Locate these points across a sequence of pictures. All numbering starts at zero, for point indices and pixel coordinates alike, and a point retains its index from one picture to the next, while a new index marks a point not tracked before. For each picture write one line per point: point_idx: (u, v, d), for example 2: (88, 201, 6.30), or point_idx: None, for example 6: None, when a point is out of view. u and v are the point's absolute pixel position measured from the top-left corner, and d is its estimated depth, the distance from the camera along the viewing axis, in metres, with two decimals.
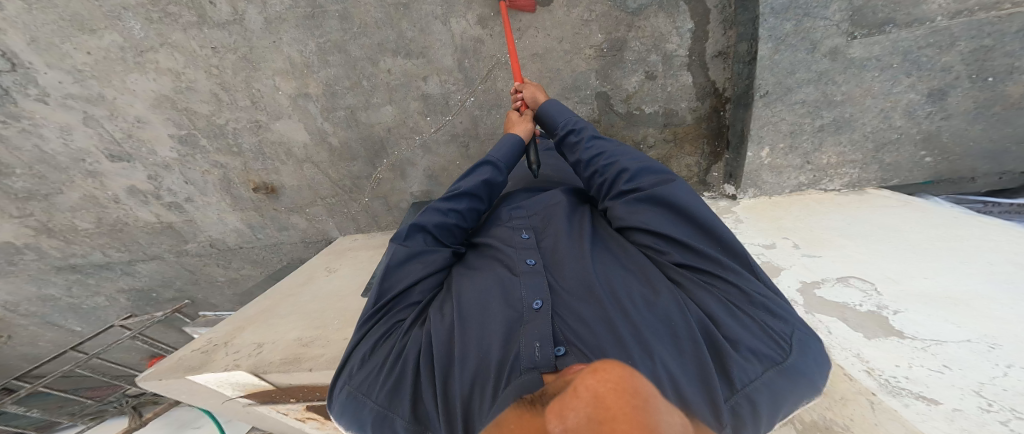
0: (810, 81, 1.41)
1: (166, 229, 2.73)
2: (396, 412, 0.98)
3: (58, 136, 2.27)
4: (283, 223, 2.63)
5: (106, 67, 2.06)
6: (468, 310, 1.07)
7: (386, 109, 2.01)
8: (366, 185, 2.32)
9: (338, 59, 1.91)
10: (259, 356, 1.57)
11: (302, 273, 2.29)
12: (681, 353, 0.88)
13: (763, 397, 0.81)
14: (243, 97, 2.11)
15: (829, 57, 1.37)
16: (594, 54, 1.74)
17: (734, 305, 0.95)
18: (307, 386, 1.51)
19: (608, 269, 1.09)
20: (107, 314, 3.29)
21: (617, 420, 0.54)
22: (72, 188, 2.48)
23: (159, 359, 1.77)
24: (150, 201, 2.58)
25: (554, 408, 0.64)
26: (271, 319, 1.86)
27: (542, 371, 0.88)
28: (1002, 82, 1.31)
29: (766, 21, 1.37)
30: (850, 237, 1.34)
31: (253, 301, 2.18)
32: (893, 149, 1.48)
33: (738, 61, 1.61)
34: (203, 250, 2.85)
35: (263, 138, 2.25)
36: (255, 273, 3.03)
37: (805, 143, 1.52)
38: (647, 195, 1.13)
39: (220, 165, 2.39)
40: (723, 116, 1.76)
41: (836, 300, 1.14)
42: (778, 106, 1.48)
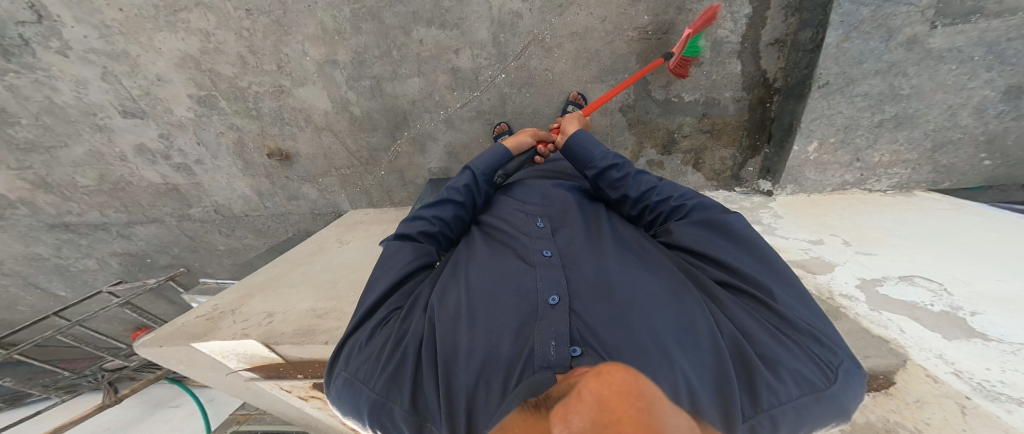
0: (879, 72, 1.37)
1: (171, 191, 2.73)
2: (393, 399, 0.90)
3: (73, 89, 2.25)
4: (294, 192, 2.61)
5: (135, 24, 2.05)
6: (484, 299, 1.02)
7: (414, 81, 1.97)
8: (383, 157, 2.30)
9: (370, 26, 1.87)
10: (270, 326, 1.55)
11: (313, 244, 2.28)
12: (709, 368, 0.83)
13: (791, 420, 0.77)
14: (270, 61, 2.08)
15: (904, 47, 1.32)
16: (636, 37, 1.72)
17: (771, 326, 0.89)
18: (317, 361, 1.48)
19: (633, 273, 1.04)
20: (94, 278, 3.32)
21: (622, 423, 0.51)
22: (78, 141, 2.47)
23: (161, 325, 1.76)
24: (158, 161, 2.57)
25: (558, 410, 0.60)
26: (280, 289, 1.85)
27: (555, 371, 0.81)
28: None
29: (841, 6, 1.31)
30: (903, 236, 1.30)
31: (260, 270, 2.16)
32: (952, 150, 1.46)
33: (797, 50, 1.57)
34: (207, 216, 2.84)
35: (284, 103, 2.22)
36: (258, 243, 3.01)
37: (859, 139, 1.51)
38: (700, 222, 1.11)
39: (235, 128, 2.36)
40: (768, 108, 1.75)
41: (900, 297, 1.10)
42: (836, 98, 1.44)
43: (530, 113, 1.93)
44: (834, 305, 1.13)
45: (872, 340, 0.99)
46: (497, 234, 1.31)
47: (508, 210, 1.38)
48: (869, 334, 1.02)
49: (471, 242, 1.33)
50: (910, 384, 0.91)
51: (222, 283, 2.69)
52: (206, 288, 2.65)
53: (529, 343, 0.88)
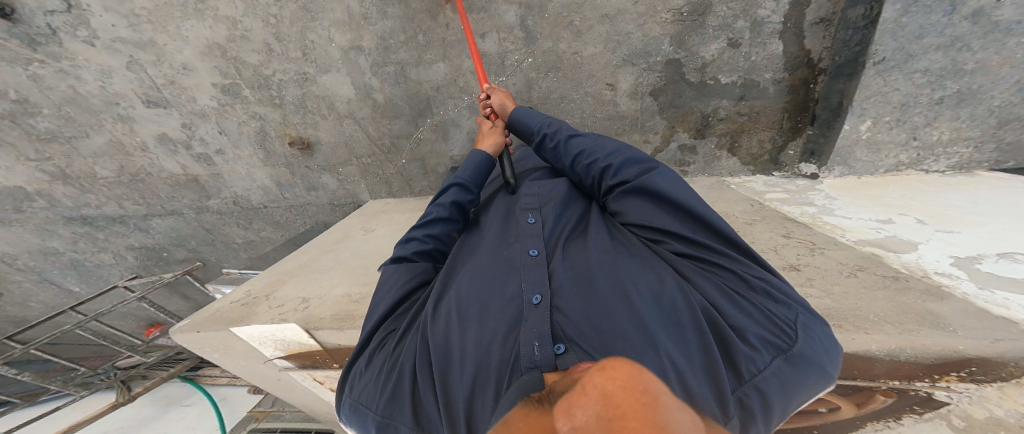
0: (940, 47, 1.32)
1: (190, 182, 2.78)
2: (395, 420, 0.90)
3: (98, 79, 2.32)
4: (314, 183, 2.64)
5: (163, 12, 2.09)
6: (471, 308, 1.01)
7: (438, 66, 1.97)
8: (404, 145, 2.30)
9: (397, 10, 1.87)
10: (307, 311, 1.58)
11: (337, 233, 2.30)
12: (681, 345, 0.79)
13: (777, 388, 0.73)
14: (295, 48, 2.10)
15: (969, 20, 1.25)
16: (671, 19, 1.67)
17: (734, 292, 0.86)
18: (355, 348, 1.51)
19: (605, 257, 0.99)
20: (110, 273, 3.42)
21: (628, 417, 0.49)
22: (100, 131, 2.54)
23: (198, 309, 1.81)
24: (179, 151, 2.62)
25: (561, 404, 0.57)
26: (312, 274, 1.88)
27: (543, 371, 0.80)
28: None
29: None
30: (987, 215, 1.24)
31: (290, 256, 2.20)
32: (1016, 127, 1.40)
33: (844, 28, 1.51)
34: (226, 207, 2.89)
35: (307, 91, 2.24)
36: (275, 236, 3.05)
37: (916, 116, 1.46)
38: (634, 187, 1.07)
39: (258, 117, 2.40)
40: (812, 89, 1.69)
41: (1007, 275, 1.01)
42: (894, 75, 1.40)
43: (556, 98, 1.91)
44: (932, 284, 1.04)
45: (997, 320, 0.87)
46: (483, 237, 1.28)
47: (497, 214, 1.34)
48: (989, 314, 0.90)
49: (463, 250, 1.30)
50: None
51: (245, 274, 2.75)
52: (229, 279, 2.71)
53: (517, 348, 0.87)
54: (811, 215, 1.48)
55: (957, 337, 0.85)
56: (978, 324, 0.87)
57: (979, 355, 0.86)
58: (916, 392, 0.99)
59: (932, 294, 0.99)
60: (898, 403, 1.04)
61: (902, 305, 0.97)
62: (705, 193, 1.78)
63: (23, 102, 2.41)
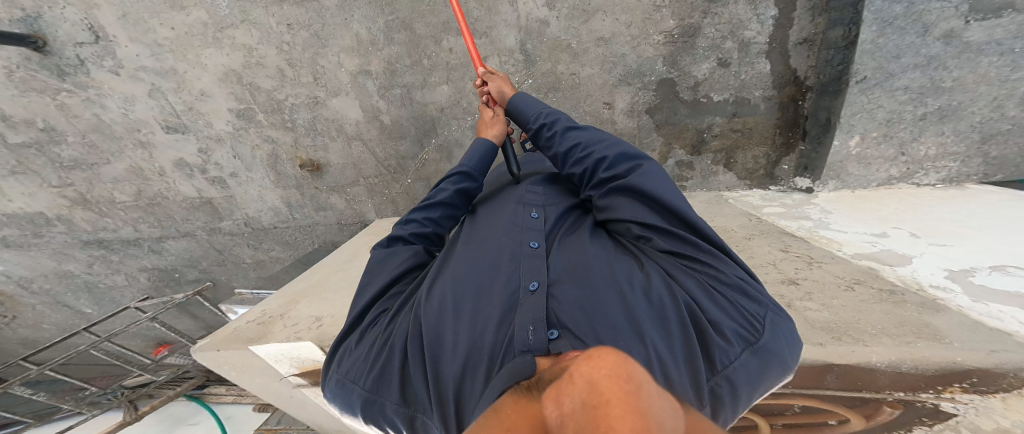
0: (918, 66, 1.37)
1: (203, 204, 2.87)
2: (385, 393, 0.95)
3: (121, 106, 2.44)
4: (323, 203, 2.71)
5: (185, 42, 2.22)
6: (465, 292, 1.03)
7: (443, 89, 2.05)
8: (410, 166, 2.37)
9: (403, 36, 1.97)
10: (321, 328, 1.60)
11: (346, 252, 2.35)
12: (658, 334, 0.80)
13: (744, 379, 0.75)
14: (306, 73, 2.20)
15: (942, 41, 1.31)
16: (664, 40, 1.74)
17: (712, 288, 0.87)
18: None
19: (593, 252, 1.01)
20: (121, 294, 3.49)
21: (613, 404, 0.43)
22: (121, 157, 2.65)
23: (216, 329, 1.84)
24: (195, 175, 2.72)
25: (549, 393, 0.52)
26: (323, 294, 1.91)
27: (535, 354, 0.78)
28: None
29: (872, 4, 1.34)
30: (978, 228, 1.25)
31: (302, 275, 2.24)
32: (1003, 142, 1.41)
33: (828, 48, 1.57)
34: (237, 229, 2.97)
35: (318, 114, 2.33)
36: (284, 256, 3.11)
37: (902, 132, 1.48)
38: (624, 186, 1.07)
39: (270, 141, 2.49)
40: (802, 106, 1.74)
41: (1000, 287, 1.01)
42: (876, 93, 1.44)
43: None
44: (927, 297, 1.04)
45: (993, 333, 0.87)
46: (479, 225, 1.29)
47: (498, 205, 1.34)
48: (984, 326, 0.90)
49: (462, 234, 1.31)
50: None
51: (255, 294, 2.79)
52: (239, 299, 2.76)
53: (507, 332, 0.87)
54: (807, 229, 1.49)
55: (955, 349, 0.85)
56: (973, 337, 0.88)
57: (979, 367, 0.84)
58: (922, 403, 0.97)
59: (928, 307, 0.99)
60: (907, 415, 1.02)
61: (899, 318, 0.97)
62: (704, 208, 1.80)
63: (49, 131, 2.54)
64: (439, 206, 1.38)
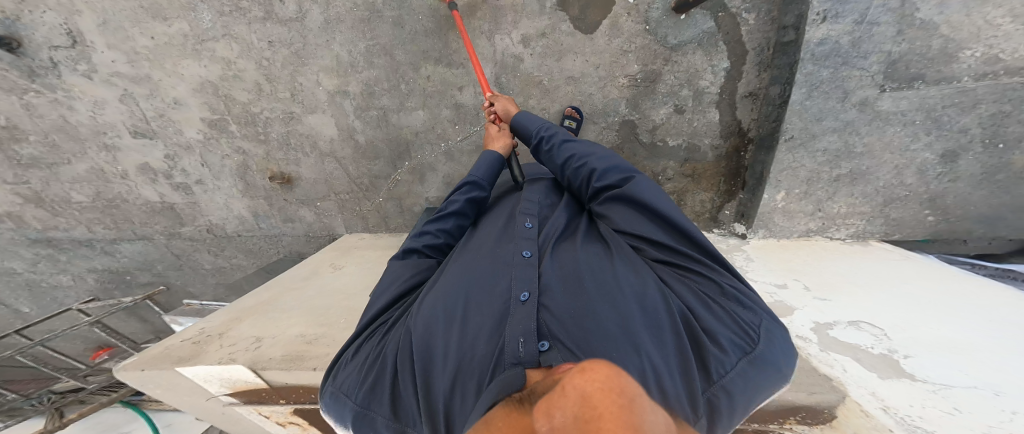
0: (836, 129, 1.52)
1: (165, 209, 2.72)
2: (373, 407, 0.92)
3: (89, 110, 2.34)
4: (290, 214, 2.62)
5: (163, 52, 2.18)
6: (458, 304, 1.00)
7: (419, 113, 2.08)
8: (382, 185, 2.34)
9: (382, 61, 1.99)
10: (257, 350, 1.51)
11: (306, 269, 2.25)
12: (653, 345, 0.80)
13: (743, 391, 0.74)
14: (284, 89, 2.19)
15: (858, 107, 1.48)
16: (628, 83, 1.83)
17: (707, 297, 0.87)
18: (304, 386, 1.43)
19: (590, 258, 1.00)
20: (65, 296, 3.21)
21: (603, 419, 0.50)
22: (83, 159, 2.51)
23: (149, 346, 1.71)
24: (159, 180, 2.60)
25: (541, 406, 0.58)
26: (271, 313, 1.81)
27: (525, 367, 0.79)
28: (1010, 150, 1.43)
29: (805, 66, 1.47)
30: (861, 284, 1.40)
31: (252, 292, 2.12)
32: (899, 206, 1.61)
33: (768, 103, 1.70)
34: (198, 235, 2.82)
35: (292, 129, 2.31)
36: (246, 264, 2.95)
37: (819, 191, 1.65)
38: (617, 196, 1.09)
39: (241, 151, 2.43)
40: (743, 156, 1.86)
41: (847, 340, 1.18)
42: (800, 152, 1.59)
43: None
44: None
45: (818, 377, 1.05)
46: (477, 235, 1.28)
47: (495, 218, 1.31)
48: (818, 372, 1.07)
49: (461, 245, 1.30)
50: (850, 417, 0.96)
51: (207, 306, 2.62)
52: (189, 311, 2.57)
53: (499, 345, 0.86)
54: None
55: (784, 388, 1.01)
56: (809, 380, 1.05)
57: (805, 404, 1.02)
58: None
59: None
60: None
61: None
62: None
63: (10, 128, 2.41)
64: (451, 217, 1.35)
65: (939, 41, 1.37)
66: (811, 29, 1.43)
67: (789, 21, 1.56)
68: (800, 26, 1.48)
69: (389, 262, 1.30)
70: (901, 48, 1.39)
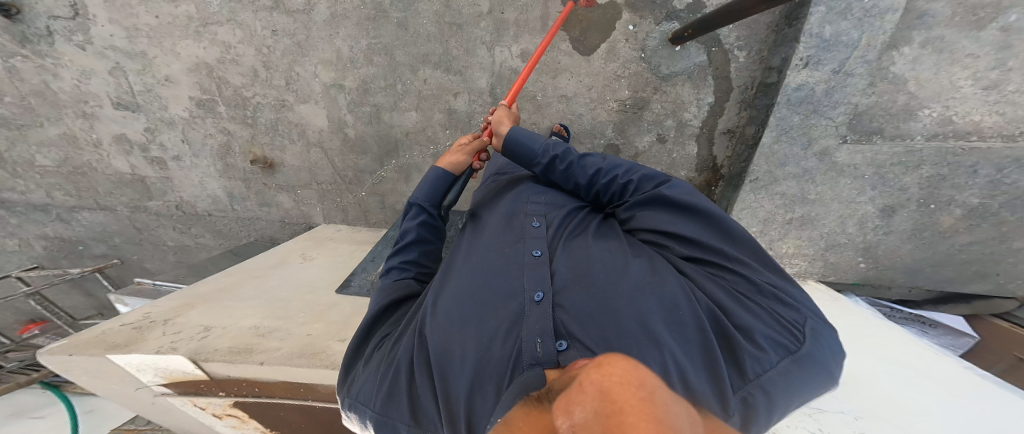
0: (795, 175, 1.68)
1: (133, 181, 2.60)
2: (395, 414, 0.94)
3: (74, 78, 2.26)
4: (267, 199, 2.56)
5: (164, 30, 2.14)
6: (470, 306, 0.98)
7: (411, 114, 2.10)
8: (366, 179, 2.35)
9: (382, 60, 2.02)
10: (202, 341, 1.40)
11: (274, 257, 2.16)
12: (682, 342, 0.77)
13: (780, 389, 0.73)
14: (279, 77, 2.17)
15: (818, 156, 1.63)
16: (616, 108, 1.91)
17: (742, 295, 0.84)
18: (248, 381, 1.33)
19: (610, 257, 0.96)
20: (7, 260, 3.00)
21: (626, 411, 0.52)
22: (56, 124, 2.40)
23: (78, 332, 1.54)
24: (134, 152, 2.50)
25: (561, 402, 0.62)
26: (226, 301, 1.71)
27: (544, 367, 0.77)
28: (940, 210, 1.61)
29: (779, 110, 1.59)
30: None
31: (209, 278, 2.01)
32: (838, 251, 1.81)
33: (743, 143, 1.85)
34: (166, 211, 2.70)
35: (282, 116, 2.28)
36: (213, 244, 2.85)
37: (774, 231, 1.81)
38: (648, 198, 1.07)
39: (226, 133, 2.38)
40: (714, 190, 2.01)
41: None
42: (762, 193, 1.74)
43: None
44: None
45: None
46: (481, 233, 1.23)
47: (495, 214, 1.26)
48: None
49: (464, 244, 1.25)
50: None
51: (158, 286, 2.46)
52: (139, 290, 2.42)
53: (515, 346, 0.84)
54: None
55: None
56: None
57: None
58: None
59: None
60: None
61: None
62: None
63: None
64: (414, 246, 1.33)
65: (904, 97, 1.52)
66: (793, 74, 1.53)
67: (776, 63, 1.67)
68: (783, 70, 1.59)
69: (380, 281, 1.29)
70: (869, 100, 1.54)
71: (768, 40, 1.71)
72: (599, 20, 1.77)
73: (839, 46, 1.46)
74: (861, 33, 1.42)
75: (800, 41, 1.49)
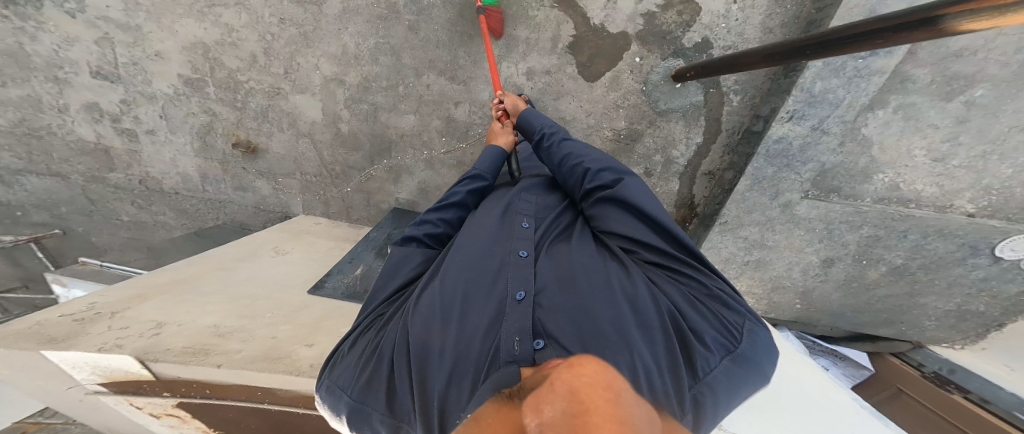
0: (759, 222, 1.89)
1: (94, 150, 2.43)
2: (370, 402, 0.89)
3: (55, 43, 2.14)
4: (243, 184, 2.46)
5: (164, 7, 2.07)
6: (451, 301, 0.97)
7: (409, 117, 2.08)
8: (354, 176, 2.30)
9: (387, 60, 2.01)
10: (154, 339, 1.24)
11: (241, 248, 2.01)
12: (647, 344, 0.80)
13: (725, 386, 0.78)
14: (279, 65, 2.12)
15: (781, 207, 1.82)
16: (612, 137, 1.95)
17: (696, 298, 0.89)
18: (200, 383, 1.19)
19: (585, 258, 0.99)
20: None
21: (590, 413, 0.58)
22: (23, 85, 2.25)
23: (8, 322, 1.35)
24: (103, 121, 2.34)
25: (531, 401, 0.65)
26: (187, 294, 1.56)
27: (521, 365, 0.79)
28: (867, 266, 1.89)
29: (758, 161, 1.75)
30: None
31: (170, 266, 1.85)
32: (780, 292, 2.11)
33: (720, 187, 1.96)
34: (126, 184, 2.52)
35: (274, 103, 2.22)
36: (173, 224, 2.67)
37: (733, 269, 2.06)
38: (608, 195, 1.06)
39: (211, 113, 2.28)
40: (688, 226, 2.11)
41: None
42: (728, 235, 1.95)
43: None
44: None
45: None
46: (469, 227, 1.20)
47: (486, 211, 1.24)
48: None
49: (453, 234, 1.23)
50: None
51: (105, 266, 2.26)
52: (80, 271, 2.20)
53: (498, 344, 0.85)
54: None
55: None
56: None
57: None
58: None
59: None
60: None
61: None
62: None
63: None
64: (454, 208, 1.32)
65: (865, 160, 1.66)
66: (778, 124, 1.67)
67: (764, 111, 1.78)
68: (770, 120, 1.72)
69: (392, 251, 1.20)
70: (838, 158, 1.68)
71: (762, 87, 1.81)
72: (608, 49, 1.84)
73: (825, 103, 1.60)
74: (847, 92, 1.56)
75: (793, 93, 1.62)
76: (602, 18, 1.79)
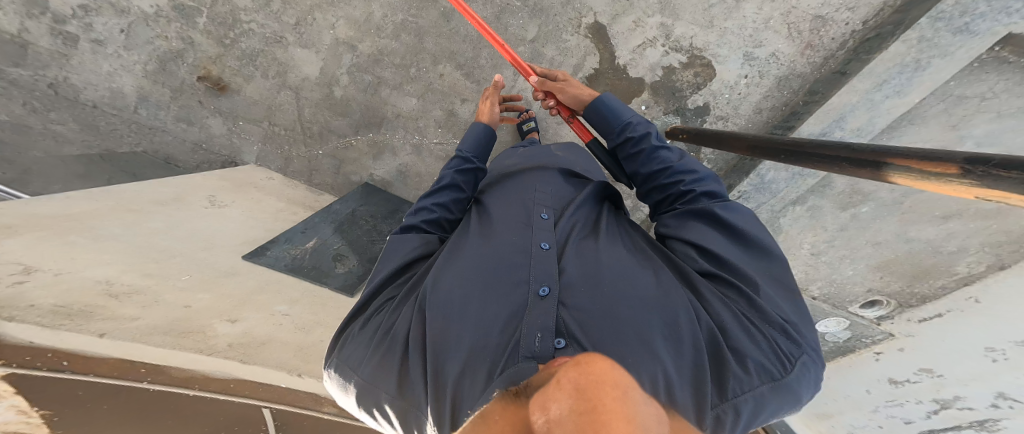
0: None
1: (4, 41, 2.02)
2: (380, 382, 0.88)
3: None
4: (192, 117, 2.18)
5: None
6: (473, 287, 0.96)
7: (412, 100, 2.03)
8: (332, 141, 2.15)
9: (409, 40, 1.96)
10: (15, 289, 0.86)
11: (167, 189, 1.72)
12: (675, 354, 0.79)
13: (751, 411, 0.75)
14: (289, 13, 1.98)
15: None
16: None
17: (747, 321, 0.84)
18: (84, 354, 0.85)
19: (619, 265, 0.99)
20: None
21: (603, 410, 0.50)
22: None
23: None
24: (32, 13, 1.98)
25: (537, 399, 0.56)
26: (81, 234, 1.22)
27: (539, 362, 0.78)
28: None
29: None
30: None
31: (45, 197, 1.44)
32: None
33: None
34: (27, 83, 2.09)
35: (267, 48, 2.04)
36: (70, 139, 2.17)
37: None
38: (699, 210, 1.03)
39: (184, 38, 2.05)
40: None
41: None
42: None
43: None
44: None
45: None
46: (492, 219, 1.20)
47: (507, 203, 1.23)
48: None
49: (476, 224, 1.21)
50: None
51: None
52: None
53: (517, 337, 0.83)
54: None
55: None
56: None
57: None
58: None
59: None
60: None
61: None
62: None
63: None
64: (450, 190, 1.34)
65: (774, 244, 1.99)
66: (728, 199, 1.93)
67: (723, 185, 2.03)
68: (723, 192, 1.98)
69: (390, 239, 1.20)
70: None
71: (730, 162, 2.03)
72: (624, 89, 1.87)
73: (767, 191, 1.86)
74: (786, 185, 1.81)
75: (748, 176, 1.87)
76: (627, 60, 1.84)
